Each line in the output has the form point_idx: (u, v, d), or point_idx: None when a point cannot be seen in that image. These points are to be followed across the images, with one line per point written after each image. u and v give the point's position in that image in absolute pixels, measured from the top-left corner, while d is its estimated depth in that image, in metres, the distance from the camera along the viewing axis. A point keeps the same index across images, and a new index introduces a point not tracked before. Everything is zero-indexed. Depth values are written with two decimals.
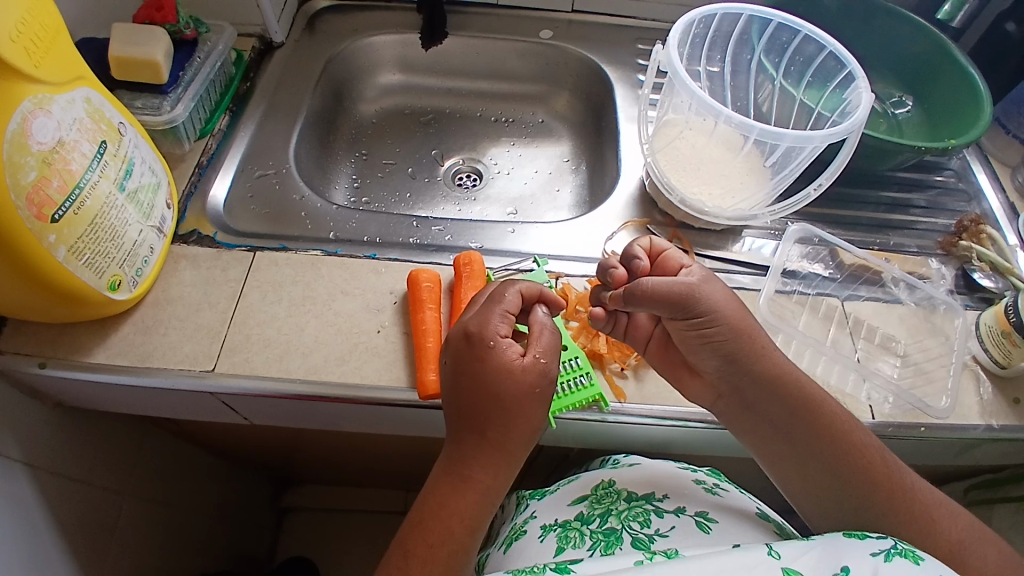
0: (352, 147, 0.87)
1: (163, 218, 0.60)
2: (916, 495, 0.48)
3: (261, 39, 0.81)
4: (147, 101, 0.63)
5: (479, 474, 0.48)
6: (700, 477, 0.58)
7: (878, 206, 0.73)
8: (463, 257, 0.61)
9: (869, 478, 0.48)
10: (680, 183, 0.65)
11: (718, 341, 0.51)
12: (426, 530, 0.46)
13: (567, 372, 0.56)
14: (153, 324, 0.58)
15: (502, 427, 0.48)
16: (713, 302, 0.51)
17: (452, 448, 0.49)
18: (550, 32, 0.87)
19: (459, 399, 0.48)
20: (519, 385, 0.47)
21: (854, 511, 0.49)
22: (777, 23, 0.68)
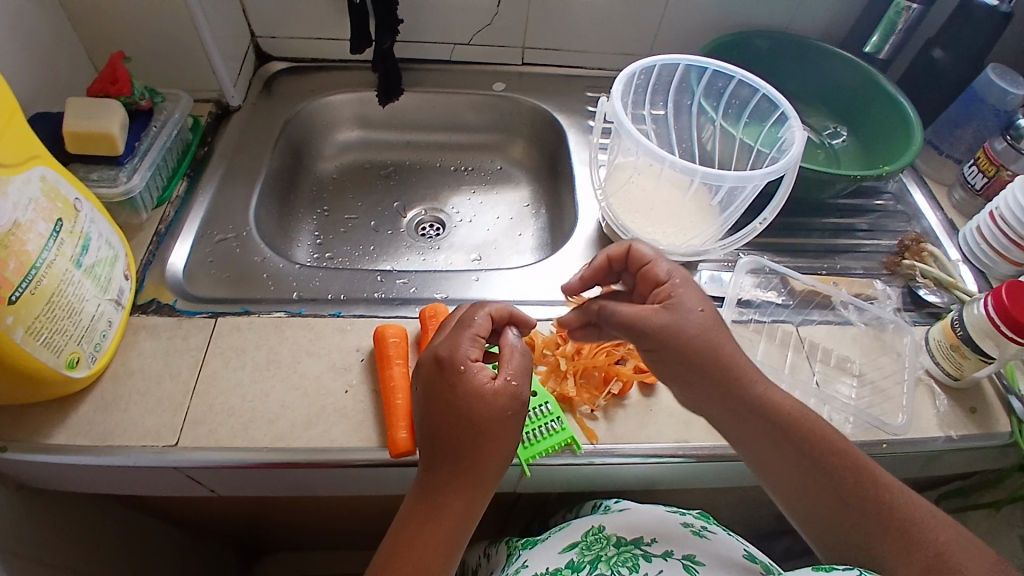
0: (314, 204, 0.88)
1: (121, 290, 0.59)
2: (900, 503, 0.48)
3: (217, 104, 0.81)
4: (102, 173, 0.63)
5: (453, 502, 0.47)
6: (688, 518, 0.58)
7: (824, 232, 0.77)
8: (428, 309, 0.62)
9: (842, 489, 0.49)
10: (634, 224, 0.68)
11: (679, 366, 0.51)
12: (400, 562, 0.46)
13: (537, 418, 0.56)
14: (114, 399, 0.57)
15: (475, 455, 0.47)
16: (669, 329, 0.50)
17: (425, 477, 0.48)
18: (502, 84, 0.91)
19: (431, 426, 0.48)
20: (491, 409, 0.47)
21: (837, 523, 0.49)
22: (712, 71, 0.73)
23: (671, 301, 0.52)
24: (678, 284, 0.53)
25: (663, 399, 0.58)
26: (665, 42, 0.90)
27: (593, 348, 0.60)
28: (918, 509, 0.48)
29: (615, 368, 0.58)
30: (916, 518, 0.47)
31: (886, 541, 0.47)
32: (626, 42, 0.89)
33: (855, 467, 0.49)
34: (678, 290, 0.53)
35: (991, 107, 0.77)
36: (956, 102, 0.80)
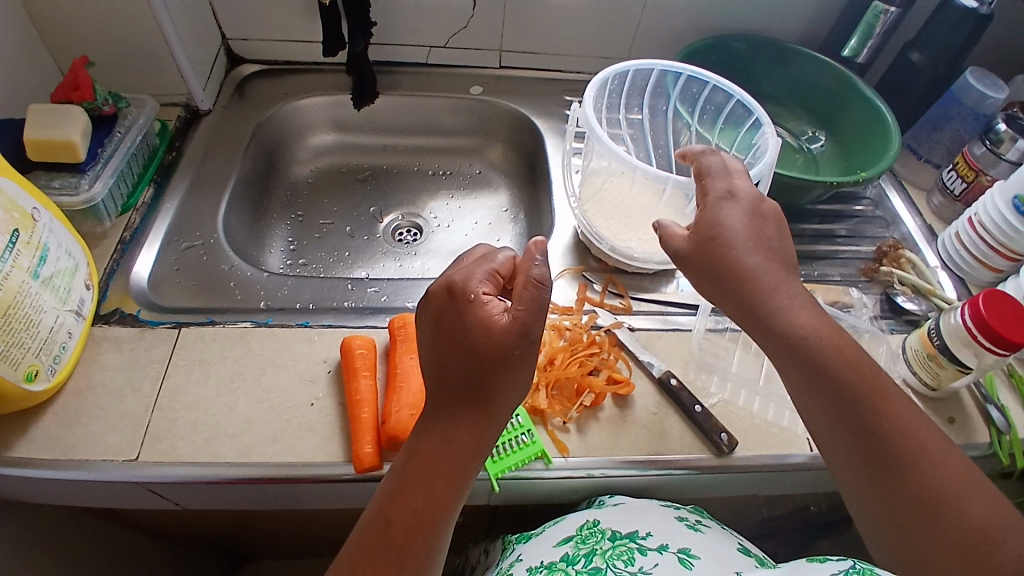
0: (288, 209, 0.86)
1: (82, 300, 0.57)
2: (917, 441, 0.47)
3: (186, 107, 0.80)
4: (65, 181, 0.61)
5: (460, 435, 0.46)
6: (682, 512, 0.56)
7: (804, 237, 0.76)
8: (397, 320, 0.60)
9: (858, 411, 0.49)
10: (609, 232, 0.67)
11: (720, 265, 0.52)
12: (409, 495, 0.45)
13: (508, 431, 0.54)
14: (75, 414, 0.55)
15: (485, 387, 0.45)
16: (719, 232, 0.53)
17: (434, 410, 0.47)
18: (479, 88, 0.90)
19: (440, 355, 0.46)
20: (496, 343, 0.45)
21: (854, 462, 0.49)
22: (687, 75, 0.72)
23: (704, 221, 0.54)
24: (716, 201, 0.54)
25: (637, 410, 0.57)
26: (644, 45, 0.89)
27: (566, 358, 0.58)
28: (936, 448, 0.47)
29: (589, 379, 0.57)
30: (931, 458, 0.47)
31: (898, 482, 0.47)
32: (604, 44, 0.89)
33: (875, 404, 0.49)
34: (715, 209, 0.54)
35: (969, 109, 0.76)
36: (935, 105, 0.80)
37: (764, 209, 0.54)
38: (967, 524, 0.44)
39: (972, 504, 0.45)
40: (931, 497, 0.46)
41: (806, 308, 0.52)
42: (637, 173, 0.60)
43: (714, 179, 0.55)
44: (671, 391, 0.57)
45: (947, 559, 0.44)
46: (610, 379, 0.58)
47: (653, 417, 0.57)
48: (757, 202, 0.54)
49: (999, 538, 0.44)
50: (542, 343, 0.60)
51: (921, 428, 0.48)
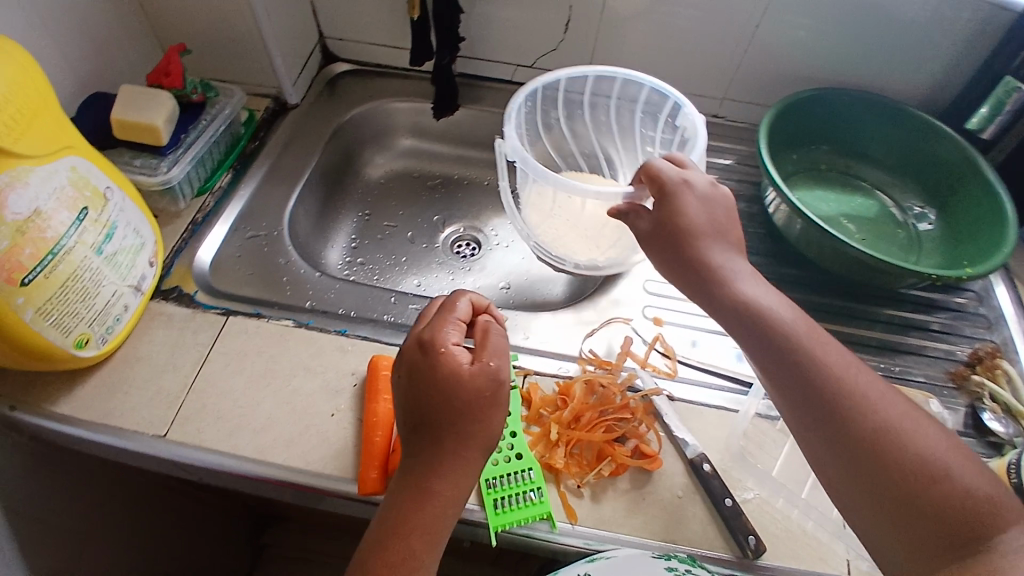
0: (357, 206, 0.88)
1: (143, 276, 0.61)
2: (867, 400, 0.47)
3: (275, 99, 0.83)
4: (145, 161, 0.65)
5: (441, 487, 0.44)
6: (671, 562, 0.47)
7: (886, 325, 0.69)
8: None
9: (806, 374, 0.48)
10: (568, 252, 0.71)
11: (673, 240, 0.56)
12: (384, 554, 0.43)
13: (516, 485, 0.52)
14: (119, 381, 0.58)
15: (459, 437, 0.45)
16: (674, 211, 0.56)
17: (409, 463, 0.46)
18: None
19: (415, 406, 0.46)
20: (470, 390, 0.45)
21: (816, 433, 0.47)
22: (593, 77, 0.73)
23: (664, 203, 0.56)
24: (672, 185, 0.57)
25: (659, 488, 0.53)
26: (741, 87, 0.84)
27: (592, 418, 0.56)
28: (880, 402, 0.47)
29: (611, 446, 0.54)
30: (884, 416, 0.46)
31: (865, 449, 0.45)
32: (698, 81, 0.84)
33: (816, 366, 0.48)
34: (672, 192, 0.56)
35: None
36: None
37: (711, 189, 0.57)
38: (937, 480, 0.43)
39: (934, 454, 0.44)
40: (894, 457, 0.44)
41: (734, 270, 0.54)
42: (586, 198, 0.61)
43: (664, 168, 0.58)
44: (701, 476, 0.53)
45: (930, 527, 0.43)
46: (637, 450, 0.55)
47: (676, 500, 0.53)
48: (709, 185, 0.57)
49: (966, 488, 0.43)
50: (572, 397, 0.57)
51: (862, 382, 0.47)
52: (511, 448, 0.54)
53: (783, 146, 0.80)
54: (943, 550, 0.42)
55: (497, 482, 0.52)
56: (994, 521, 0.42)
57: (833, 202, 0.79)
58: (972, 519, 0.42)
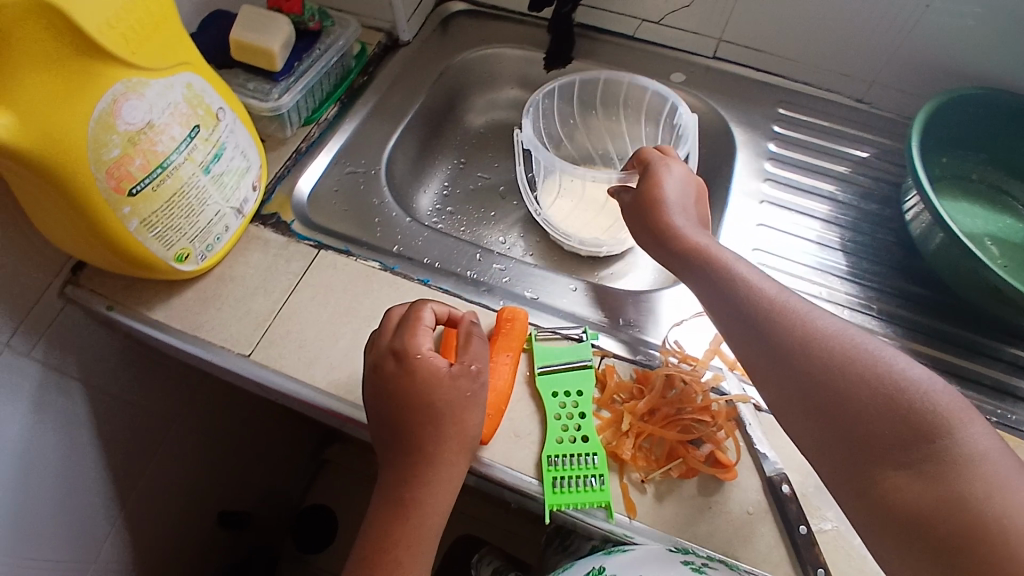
0: (454, 153, 0.86)
1: (245, 200, 0.62)
2: (804, 317, 0.46)
3: (389, 35, 0.81)
4: (259, 85, 0.66)
5: (425, 502, 0.47)
6: (688, 556, 0.47)
7: (1014, 367, 0.61)
8: (507, 311, 0.58)
9: (743, 303, 0.48)
10: (575, 230, 0.73)
11: (645, 203, 0.59)
12: (377, 560, 0.46)
13: (577, 468, 0.51)
14: (212, 296, 0.61)
15: (440, 442, 0.47)
16: (648, 177, 0.60)
17: (395, 471, 0.48)
18: (681, 76, 0.81)
19: (395, 416, 0.48)
20: (449, 396, 0.48)
21: (760, 364, 0.46)
22: (604, 80, 0.79)
23: (643, 180, 0.60)
24: (652, 159, 0.61)
25: (727, 501, 0.50)
26: (896, 71, 0.74)
27: (667, 415, 0.53)
28: (813, 315, 0.46)
29: (685, 448, 0.51)
30: (822, 330, 0.45)
31: (803, 366, 0.44)
32: (845, 59, 0.75)
33: (752, 289, 0.49)
34: (651, 170, 0.60)
35: None
36: None
37: (686, 173, 0.61)
38: (877, 386, 0.41)
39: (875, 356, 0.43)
40: (832, 366, 0.43)
41: (691, 222, 0.56)
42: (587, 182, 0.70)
43: (650, 152, 0.63)
44: (779, 499, 0.50)
45: (879, 433, 0.40)
46: (711, 456, 0.52)
47: (745, 516, 0.50)
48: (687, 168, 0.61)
49: (913, 392, 0.40)
50: (649, 388, 0.55)
51: (795, 300, 0.47)
52: (579, 430, 0.52)
53: (933, 148, 0.70)
54: (894, 454, 0.40)
55: (559, 461, 0.51)
56: (941, 418, 0.39)
57: (979, 218, 0.70)
58: (915, 418, 0.39)
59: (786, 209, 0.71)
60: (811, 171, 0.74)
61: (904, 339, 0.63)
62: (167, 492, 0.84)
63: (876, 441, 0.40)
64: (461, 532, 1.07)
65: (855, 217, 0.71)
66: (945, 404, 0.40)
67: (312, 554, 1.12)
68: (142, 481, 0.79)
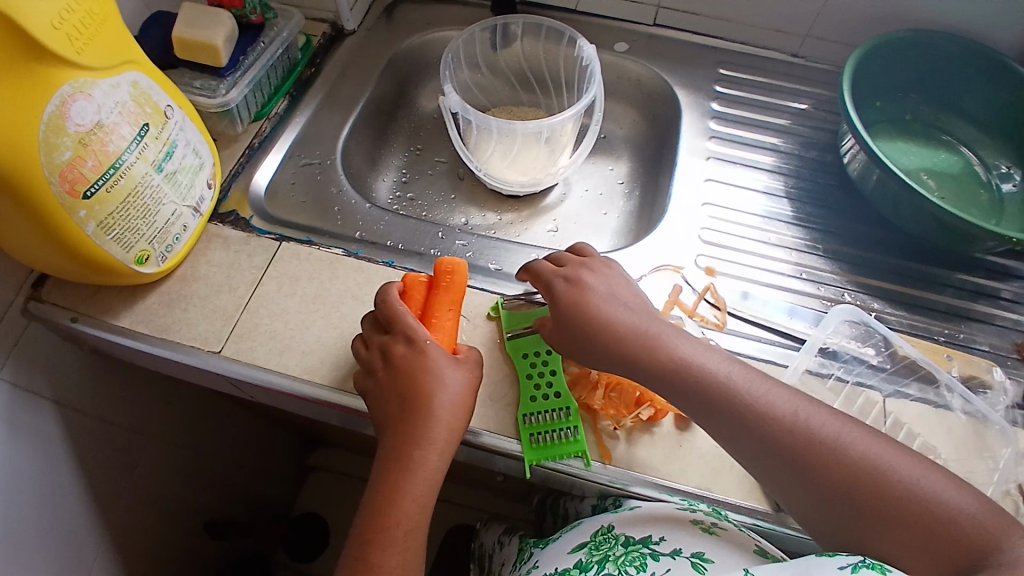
0: (409, 140, 0.87)
1: (201, 198, 0.62)
2: (804, 425, 0.46)
3: (333, 25, 0.82)
4: (205, 82, 0.66)
5: (426, 460, 0.48)
6: (697, 514, 0.50)
7: (959, 291, 0.66)
8: (445, 266, 0.58)
9: (756, 422, 0.46)
10: (510, 176, 0.77)
11: (574, 325, 0.52)
12: (383, 517, 0.47)
13: (552, 422, 0.53)
14: (177, 297, 0.61)
15: (442, 407, 0.49)
16: (565, 299, 0.53)
17: (396, 436, 0.49)
18: (625, 45, 0.83)
19: (403, 387, 0.50)
20: (457, 370, 0.51)
21: (783, 475, 0.45)
22: (501, 23, 0.78)
23: (556, 306, 0.54)
24: (561, 284, 0.54)
25: (697, 439, 0.53)
26: (828, 23, 0.77)
27: None
28: (828, 428, 0.45)
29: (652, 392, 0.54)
30: (822, 436, 0.45)
31: (810, 472, 0.44)
32: (778, 17, 0.78)
33: (747, 401, 0.47)
34: (558, 292, 0.54)
35: None
36: None
37: (608, 282, 0.55)
38: (884, 485, 0.43)
39: (896, 463, 0.44)
40: (862, 478, 0.43)
41: (651, 324, 0.52)
42: (520, 138, 0.74)
43: (552, 273, 0.56)
44: None
45: (918, 540, 0.41)
46: None
47: (715, 451, 0.53)
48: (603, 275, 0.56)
49: (919, 488, 0.43)
50: None
51: (783, 405, 0.47)
52: (550, 386, 0.55)
53: (867, 94, 0.74)
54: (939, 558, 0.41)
55: (533, 416, 0.53)
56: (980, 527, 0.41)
57: (914, 155, 0.73)
58: (950, 529, 0.41)
59: (732, 163, 0.74)
60: (752, 125, 0.77)
61: (850, 275, 0.66)
62: (149, 505, 0.83)
63: (898, 537, 0.42)
64: (455, 521, 1.11)
65: (799, 166, 0.74)
66: (976, 513, 0.42)
67: (308, 556, 1.13)
68: (123, 495, 0.78)
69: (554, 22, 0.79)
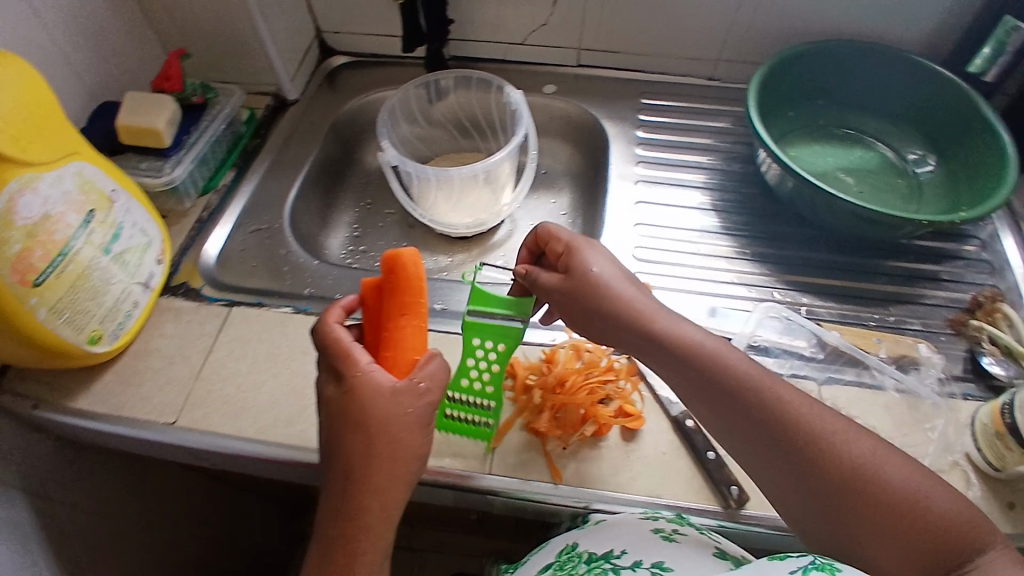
0: (359, 196, 0.90)
1: (151, 274, 0.65)
2: (775, 394, 0.48)
3: (275, 97, 0.87)
4: (151, 164, 0.69)
5: (359, 517, 0.47)
6: (659, 522, 0.50)
7: (892, 278, 0.69)
8: (389, 264, 0.54)
9: (731, 392, 0.49)
10: (452, 221, 0.81)
11: (586, 306, 0.55)
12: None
13: (475, 407, 0.57)
14: (132, 374, 0.62)
15: (370, 458, 0.47)
16: (580, 276, 0.55)
17: (333, 493, 0.48)
18: (553, 86, 0.88)
19: (335, 438, 0.48)
20: (389, 407, 0.48)
21: (752, 443, 0.48)
22: (434, 78, 0.83)
23: (564, 280, 0.56)
24: (572, 260, 0.56)
25: (643, 447, 0.55)
26: (735, 46, 0.82)
27: (577, 381, 0.58)
28: (800, 406, 0.48)
29: (595, 408, 0.56)
30: (793, 411, 0.47)
31: (778, 441, 0.47)
32: (689, 47, 0.83)
33: (722, 374, 0.49)
34: (571, 266, 0.56)
35: None
36: None
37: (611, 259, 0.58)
38: (846, 461, 0.45)
39: (858, 443, 0.46)
40: (826, 454, 0.45)
41: (647, 304, 0.54)
42: (460, 182, 0.77)
43: (563, 248, 0.57)
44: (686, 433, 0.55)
45: (874, 515, 0.43)
46: (620, 410, 0.57)
47: (661, 456, 0.55)
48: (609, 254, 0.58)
49: (879, 467, 0.45)
50: (556, 363, 0.60)
51: (758, 377, 0.49)
52: (489, 376, 0.58)
53: (779, 106, 0.78)
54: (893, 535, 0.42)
55: (459, 395, 0.57)
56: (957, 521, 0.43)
57: (831, 157, 0.77)
58: (904, 505, 0.43)
59: (662, 184, 0.78)
60: (677, 147, 0.81)
61: (783, 274, 0.69)
62: None
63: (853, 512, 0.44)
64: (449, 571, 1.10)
65: (725, 178, 0.78)
66: (929, 496, 0.43)
67: None
68: None
69: (481, 73, 0.84)
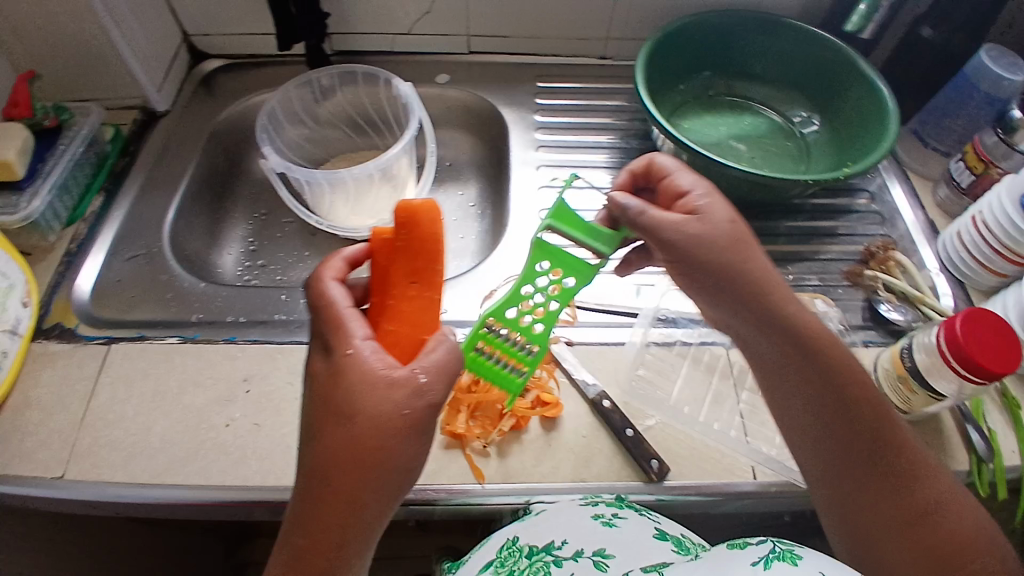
0: (251, 207, 0.83)
1: (17, 318, 0.58)
2: (845, 358, 0.48)
3: (143, 110, 0.80)
4: (4, 200, 0.62)
5: (332, 532, 0.39)
6: (599, 508, 0.50)
7: (790, 237, 0.70)
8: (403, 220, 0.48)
9: (811, 346, 0.48)
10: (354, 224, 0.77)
11: (706, 259, 0.48)
12: None
13: (510, 348, 0.55)
14: (11, 430, 0.55)
15: (352, 466, 0.39)
16: (705, 227, 0.49)
17: (308, 500, 0.40)
18: (447, 75, 0.85)
19: (319, 436, 0.41)
20: (380, 406, 0.40)
21: (812, 397, 0.48)
22: (315, 76, 0.79)
23: (672, 229, 0.49)
24: (703, 208, 0.50)
25: (563, 434, 0.54)
26: (622, 23, 0.82)
27: None
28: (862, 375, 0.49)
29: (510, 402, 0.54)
30: (856, 379, 0.48)
31: (836, 402, 0.47)
32: (579, 26, 0.82)
33: (803, 331, 0.48)
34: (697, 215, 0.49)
35: (982, 94, 0.68)
36: (946, 89, 0.72)
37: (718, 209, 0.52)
38: (889, 436, 0.47)
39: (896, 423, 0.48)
40: (873, 425, 0.47)
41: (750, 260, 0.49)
42: (356, 183, 0.73)
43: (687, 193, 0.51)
44: (602, 412, 0.55)
45: (896, 487, 0.46)
46: (538, 400, 0.56)
47: (582, 440, 0.54)
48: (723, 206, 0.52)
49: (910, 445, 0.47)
50: None
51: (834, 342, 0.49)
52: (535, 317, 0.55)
53: (669, 78, 0.78)
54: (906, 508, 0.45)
55: (499, 327, 0.55)
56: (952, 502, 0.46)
57: (723, 126, 0.78)
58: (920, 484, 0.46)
59: (564, 167, 0.76)
60: (576, 128, 0.80)
61: None
62: None
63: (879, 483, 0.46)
64: None
65: (626, 155, 0.78)
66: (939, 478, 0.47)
67: None
68: None
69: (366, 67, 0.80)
